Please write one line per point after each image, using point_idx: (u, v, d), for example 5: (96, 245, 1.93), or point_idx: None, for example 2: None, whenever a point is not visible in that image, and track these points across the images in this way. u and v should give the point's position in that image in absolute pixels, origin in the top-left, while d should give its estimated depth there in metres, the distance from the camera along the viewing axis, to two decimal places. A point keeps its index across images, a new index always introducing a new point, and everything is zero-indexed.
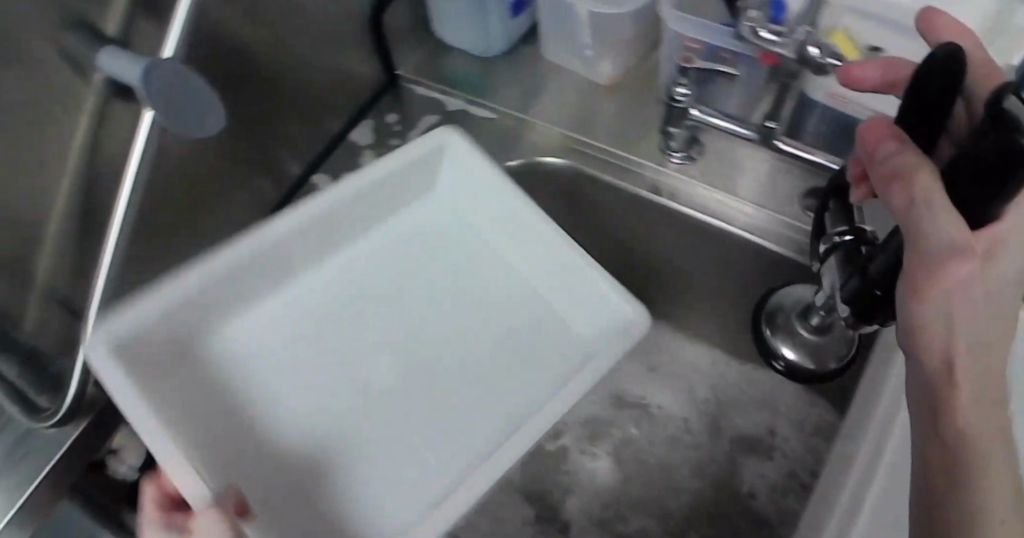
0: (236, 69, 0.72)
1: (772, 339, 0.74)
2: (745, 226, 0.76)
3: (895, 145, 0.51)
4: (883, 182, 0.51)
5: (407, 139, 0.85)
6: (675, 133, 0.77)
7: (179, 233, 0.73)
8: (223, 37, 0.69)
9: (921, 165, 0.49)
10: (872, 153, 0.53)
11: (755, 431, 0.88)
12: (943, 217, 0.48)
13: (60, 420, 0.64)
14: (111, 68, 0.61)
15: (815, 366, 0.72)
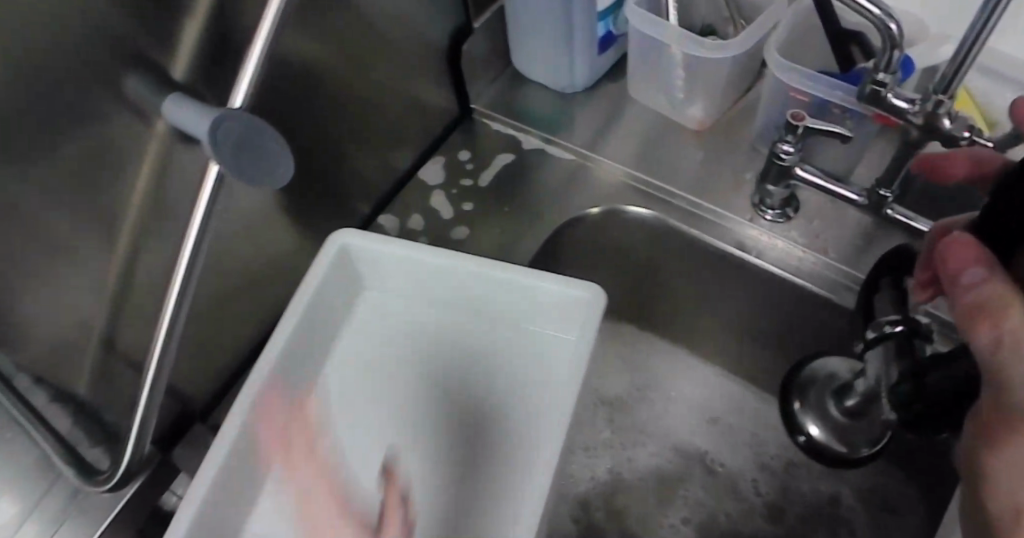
0: (310, 106, 0.68)
1: (800, 413, 0.76)
2: (816, 281, 0.70)
3: (976, 257, 0.47)
4: (963, 312, 0.46)
5: (478, 180, 0.80)
6: (772, 192, 0.71)
7: (241, 278, 0.70)
8: (299, 75, 0.66)
9: (1011, 299, 0.44)
10: (949, 266, 0.48)
11: (819, 502, 0.78)
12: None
13: (115, 484, 0.62)
14: (177, 117, 0.58)
15: (842, 448, 0.73)
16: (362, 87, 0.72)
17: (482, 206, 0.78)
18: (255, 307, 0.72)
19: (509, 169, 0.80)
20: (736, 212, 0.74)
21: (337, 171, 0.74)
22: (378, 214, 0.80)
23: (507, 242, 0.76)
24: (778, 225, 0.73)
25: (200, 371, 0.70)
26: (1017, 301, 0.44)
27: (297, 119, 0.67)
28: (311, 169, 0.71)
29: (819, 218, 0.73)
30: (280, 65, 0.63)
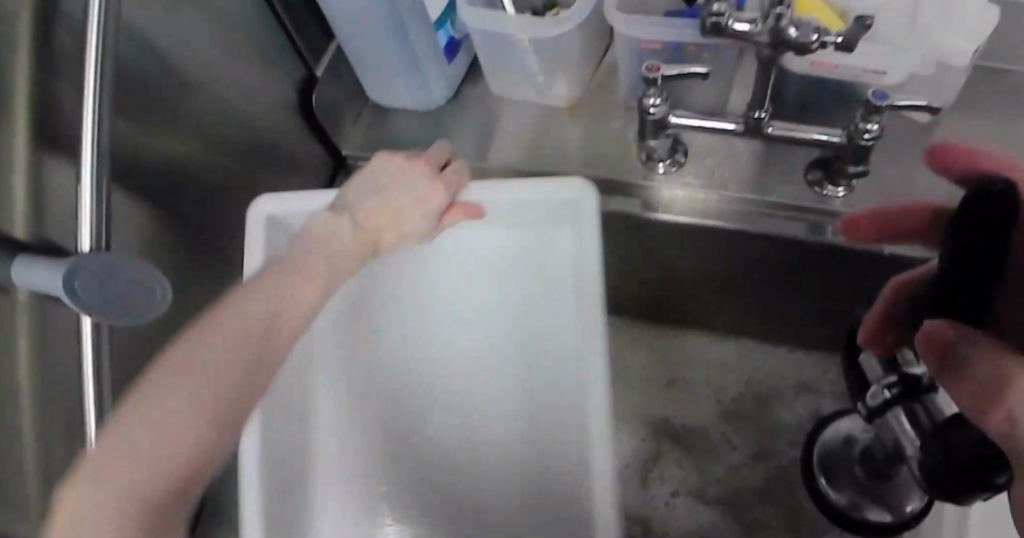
0: (169, 206, 0.65)
1: (823, 483, 0.75)
2: (729, 218, 0.68)
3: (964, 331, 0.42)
4: (974, 399, 0.40)
5: None
6: (655, 145, 0.70)
7: None
8: (148, 182, 0.62)
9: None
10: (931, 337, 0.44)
11: (799, 422, 0.80)
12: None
13: None
14: (30, 281, 0.54)
15: (874, 517, 0.73)
16: (220, 168, 0.70)
17: None
18: None
19: None
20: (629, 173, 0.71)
21: (220, 260, 0.72)
22: None
23: None
24: (673, 174, 0.70)
25: None
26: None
27: (160, 225, 0.64)
28: (192, 268, 0.68)
29: (711, 153, 0.71)
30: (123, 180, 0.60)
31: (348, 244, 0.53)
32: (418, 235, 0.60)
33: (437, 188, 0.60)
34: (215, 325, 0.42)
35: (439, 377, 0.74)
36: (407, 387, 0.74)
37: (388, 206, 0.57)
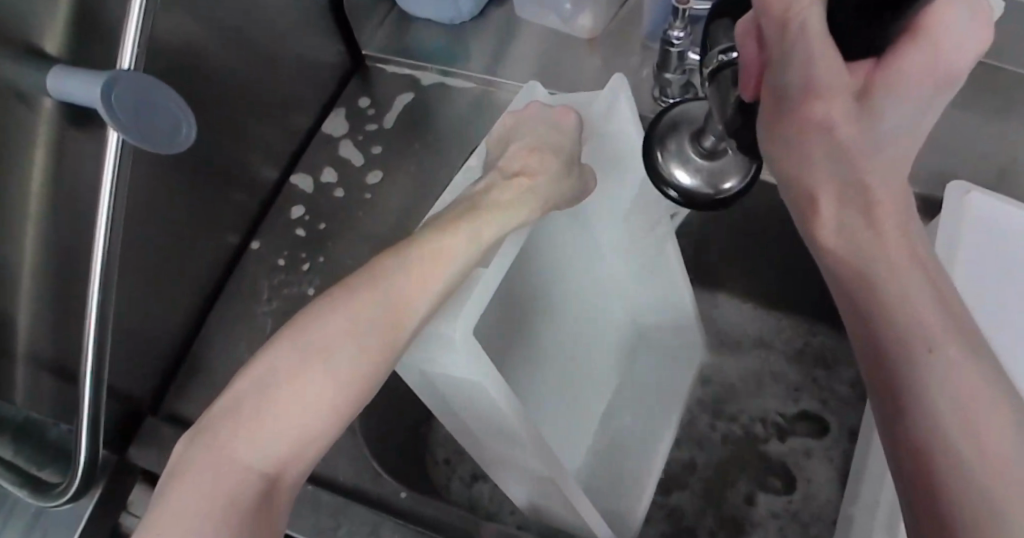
0: (197, 75, 0.64)
1: (664, 163, 0.60)
2: None
3: (814, 24, 0.36)
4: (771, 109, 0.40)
5: (383, 123, 0.80)
6: (670, 80, 0.73)
7: (163, 265, 0.66)
8: (182, 48, 0.62)
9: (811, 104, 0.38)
10: (788, 109, 0.39)
11: (741, 372, 0.81)
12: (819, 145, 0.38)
13: (73, 497, 0.58)
14: (65, 91, 0.54)
15: (714, 191, 0.58)
16: (246, 54, 0.68)
17: (392, 149, 0.79)
18: (179, 292, 0.68)
19: (409, 110, 0.81)
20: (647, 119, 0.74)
21: (232, 145, 0.70)
22: (288, 176, 0.78)
23: (417, 185, 0.78)
24: None
25: (138, 370, 0.66)
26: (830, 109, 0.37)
27: (188, 83, 0.63)
28: (205, 145, 0.67)
29: None
30: (156, 36, 0.59)
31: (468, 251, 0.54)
32: (550, 180, 0.62)
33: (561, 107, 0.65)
34: (370, 278, 0.52)
35: (564, 346, 0.70)
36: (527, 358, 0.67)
37: (545, 138, 0.63)
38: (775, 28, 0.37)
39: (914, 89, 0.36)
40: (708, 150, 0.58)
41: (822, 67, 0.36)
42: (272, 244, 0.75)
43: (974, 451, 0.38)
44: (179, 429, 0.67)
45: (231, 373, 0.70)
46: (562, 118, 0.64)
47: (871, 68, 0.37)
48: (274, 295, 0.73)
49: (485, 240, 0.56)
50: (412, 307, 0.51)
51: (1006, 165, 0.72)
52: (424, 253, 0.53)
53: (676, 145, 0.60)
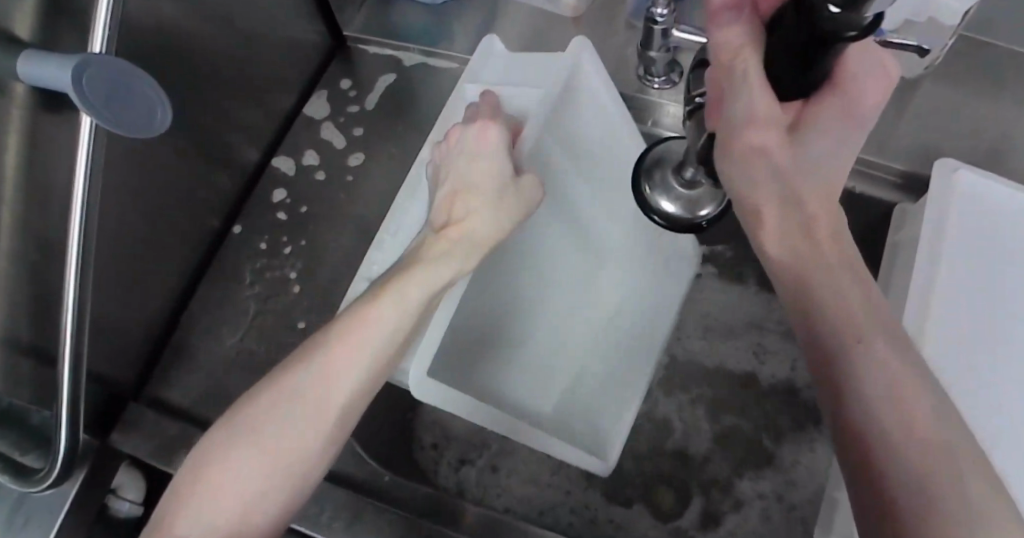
0: (176, 61, 0.63)
1: (650, 193, 0.64)
2: None
3: (754, 70, 0.44)
4: (727, 135, 0.46)
5: (365, 105, 0.80)
6: (655, 58, 0.73)
7: (144, 252, 0.65)
8: (162, 32, 0.61)
9: (773, 117, 0.44)
10: (734, 138, 0.45)
11: None
12: (761, 166, 0.45)
13: (55, 482, 0.58)
14: (36, 75, 0.53)
15: (689, 217, 0.62)
16: (226, 37, 0.67)
17: (374, 131, 0.79)
18: (159, 275, 0.68)
19: (392, 91, 0.80)
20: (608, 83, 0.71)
21: (212, 129, 0.69)
22: (270, 158, 0.78)
23: (399, 166, 0.77)
24: (666, 90, 0.75)
25: (119, 356, 0.66)
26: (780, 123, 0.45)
27: (166, 67, 0.63)
28: (185, 130, 0.66)
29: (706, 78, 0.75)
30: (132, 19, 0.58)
31: (394, 314, 0.51)
32: (488, 224, 0.57)
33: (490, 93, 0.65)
34: (301, 351, 0.50)
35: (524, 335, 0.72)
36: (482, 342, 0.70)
37: (475, 167, 0.60)
38: (725, 75, 0.46)
39: (830, 126, 0.46)
40: (689, 181, 0.61)
41: (761, 101, 0.44)
42: (255, 227, 0.75)
43: (906, 430, 0.41)
44: (161, 414, 0.67)
45: (215, 356, 0.70)
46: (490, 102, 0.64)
47: (799, 108, 0.46)
48: (257, 279, 0.73)
49: (412, 303, 0.52)
50: (339, 379, 0.49)
51: (996, 143, 0.71)
52: (347, 323, 0.50)
53: (659, 175, 0.63)
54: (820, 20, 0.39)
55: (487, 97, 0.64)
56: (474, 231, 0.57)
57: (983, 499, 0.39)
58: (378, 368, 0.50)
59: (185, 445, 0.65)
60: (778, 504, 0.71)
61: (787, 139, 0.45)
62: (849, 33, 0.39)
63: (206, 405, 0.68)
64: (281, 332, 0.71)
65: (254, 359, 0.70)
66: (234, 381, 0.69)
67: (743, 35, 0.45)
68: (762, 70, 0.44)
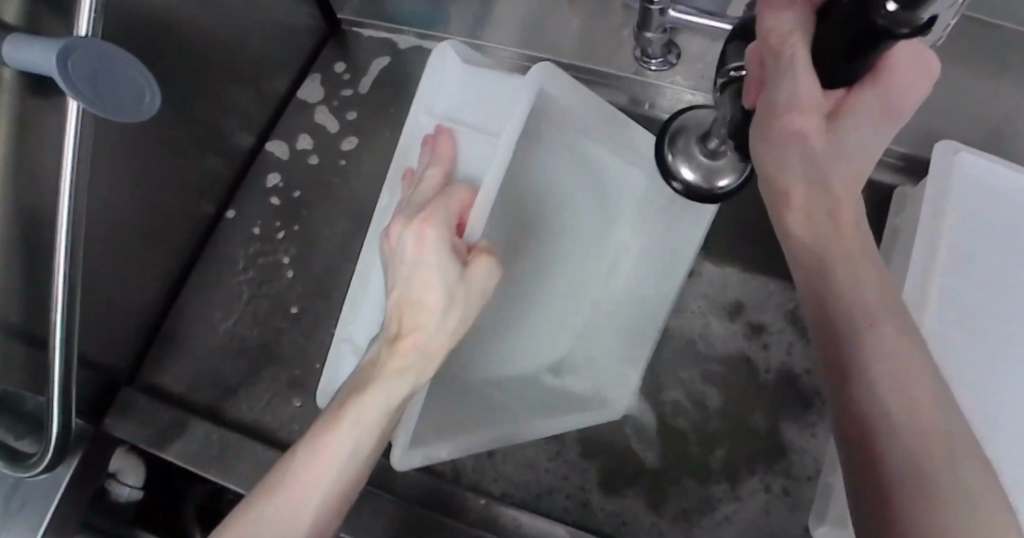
0: (168, 45, 0.63)
1: (672, 160, 0.63)
2: None
3: (802, 56, 0.42)
4: (764, 119, 0.44)
5: (358, 88, 0.79)
6: (651, 39, 0.72)
7: (136, 238, 0.65)
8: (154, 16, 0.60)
9: (813, 105, 0.42)
10: (773, 119, 0.43)
11: None
12: (794, 153, 0.43)
13: (49, 466, 0.59)
14: (23, 59, 0.53)
15: (710, 188, 0.63)
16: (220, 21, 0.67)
17: (368, 114, 0.78)
18: (153, 261, 0.68)
19: (386, 74, 0.79)
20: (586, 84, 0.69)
21: (204, 115, 0.69)
22: (264, 143, 0.77)
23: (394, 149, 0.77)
24: (663, 72, 0.75)
25: (113, 343, 0.66)
26: (819, 110, 0.43)
27: (156, 52, 0.62)
28: (175, 115, 0.66)
29: (704, 60, 0.74)
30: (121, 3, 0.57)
31: (354, 438, 0.49)
32: (433, 334, 0.52)
33: (449, 132, 0.63)
34: (265, 482, 0.48)
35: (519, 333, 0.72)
36: (501, 329, 0.72)
37: (415, 279, 0.53)
38: (770, 58, 0.43)
39: (868, 120, 0.43)
40: (710, 151, 0.62)
41: (805, 88, 0.42)
42: (249, 213, 0.75)
43: (908, 420, 0.41)
44: (155, 400, 0.67)
45: (209, 342, 0.70)
46: (447, 148, 0.62)
47: (840, 96, 0.43)
48: (250, 264, 0.73)
49: (375, 424, 0.49)
50: (302, 510, 0.47)
51: (997, 124, 0.70)
52: (304, 450, 0.48)
53: (683, 143, 0.63)
54: (877, 15, 0.38)
55: (442, 134, 0.62)
56: (416, 344, 0.51)
57: (974, 488, 0.39)
58: (340, 493, 0.48)
59: (180, 431, 0.65)
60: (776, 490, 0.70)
61: (824, 127, 0.43)
62: (901, 30, 0.37)
63: (200, 391, 0.68)
64: (275, 318, 0.71)
65: (248, 344, 0.70)
66: (229, 366, 0.69)
67: (794, 18, 0.42)
68: (809, 57, 0.42)
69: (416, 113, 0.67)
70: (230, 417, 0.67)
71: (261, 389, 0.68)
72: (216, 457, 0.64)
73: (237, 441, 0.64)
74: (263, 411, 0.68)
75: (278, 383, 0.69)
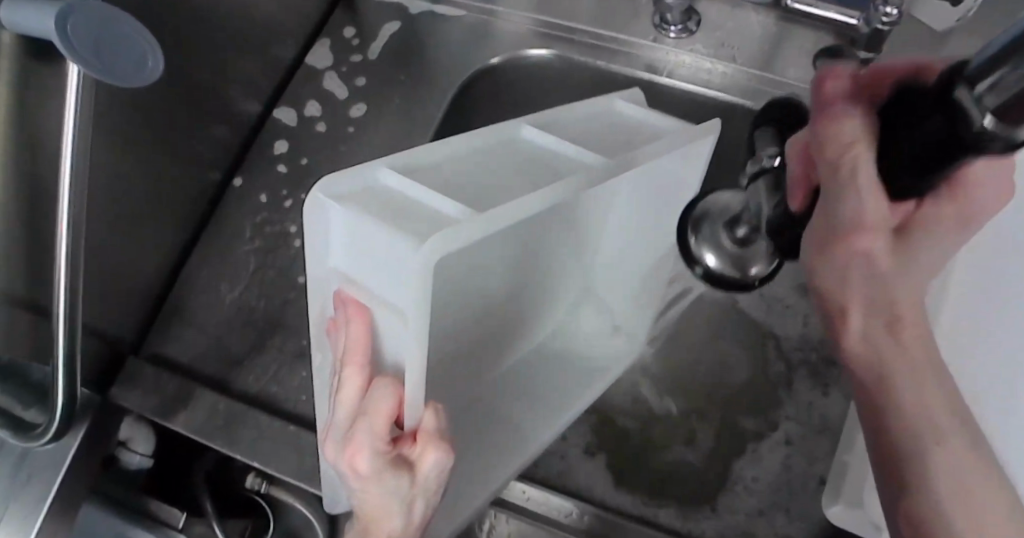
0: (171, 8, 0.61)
1: (695, 245, 0.55)
2: (731, 86, 0.72)
3: (864, 171, 0.41)
4: (817, 242, 0.44)
5: (368, 54, 0.77)
6: (671, 5, 0.72)
7: (138, 205, 0.64)
8: None
9: (879, 221, 0.42)
10: (836, 243, 0.43)
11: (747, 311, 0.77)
12: (857, 275, 0.43)
13: (56, 435, 0.59)
14: (21, 22, 0.52)
15: (740, 274, 0.54)
16: None
17: (377, 80, 0.76)
18: (158, 234, 0.67)
19: (397, 40, 0.77)
20: (530, 136, 0.55)
21: (208, 78, 0.67)
22: (272, 110, 0.76)
23: (406, 117, 0.74)
24: (682, 40, 0.74)
25: (118, 311, 0.65)
26: (886, 225, 0.42)
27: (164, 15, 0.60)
28: (176, 79, 0.64)
29: (721, 28, 0.73)
30: None
31: None
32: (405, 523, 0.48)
33: (361, 312, 0.47)
34: None
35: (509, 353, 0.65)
36: (499, 348, 0.64)
37: (365, 496, 0.47)
38: (824, 169, 0.43)
39: (942, 234, 0.43)
40: (741, 238, 0.54)
41: (870, 206, 0.41)
42: (255, 181, 0.73)
43: (965, 528, 0.44)
44: (160, 370, 0.66)
45: (215, 311, 0.69)
46: (356, 336, 0.46)
47: (912, 210, 0.43)
48: (257, 233, 0.72)
49: None
50: None
51: None
52: None
53: (709, 228, 0.55)
54: (966, 128, 0.35)
55: (345, 315, 0.47)
56: (387, 530, 0.48)
57: None
58: None
59: (186, 402, 0.65)
60: (802, 451, 0.67)
61: (892, 246, 0.42)
62: (991, 146, 0.34)
63: (206, 361, 0.67)
64: (283, 288, 0.70)
65: (254, 314, 0.69)
66: (235, 337, 0.68)
67: (856, 127, 0.42)
68: (875, 169, 0.41)
69: (313, 274, 0.48)
70: (237, 388, 0.66)
71: (268, 360, 0.67)
72: (223, 428, 0.64)
73: (245, 411, 0.64)
74: (269, 381, 0.66)
75: (284, 354, 0.67)
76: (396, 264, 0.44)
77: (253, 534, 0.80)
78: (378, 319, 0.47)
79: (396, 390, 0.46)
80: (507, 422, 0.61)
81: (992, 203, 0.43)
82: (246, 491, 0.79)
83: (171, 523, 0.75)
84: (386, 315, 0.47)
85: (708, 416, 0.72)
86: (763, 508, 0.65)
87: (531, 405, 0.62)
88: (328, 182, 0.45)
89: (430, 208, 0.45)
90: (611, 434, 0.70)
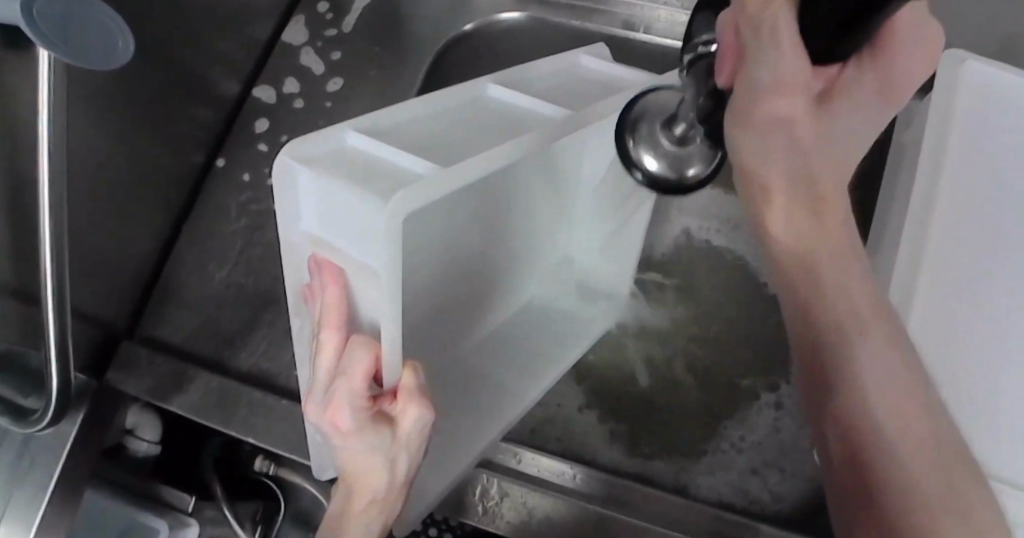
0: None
1: (633, 145, 0.53)
2: None
3: (788, 28, 0.39)
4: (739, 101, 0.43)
5: (342, 28, 0.77)
6: None
7: (120, 191, 0.64)
8: None
9: (799, 83, 0.41)
10: (754, 110, 0.42)
11: (731, 262, 0.77)
12: (777, 143, 0.43)
13: (53, 420, 0.60)
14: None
15: (680, 177, 0.53)
16: None
17: (353, 53, 0.76)
18: (148, 215, 0.68)
19: (371, 13, 0.78)
20: (493, 89, 0.54)
21: (185, 60, 0.67)
22: (250, 89, 0.76)
23: (382, 88, 0.75)
24: None
25: (109, 298, 0.65)
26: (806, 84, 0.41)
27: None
28: (152, 61, 0.64)
29: None
30: None
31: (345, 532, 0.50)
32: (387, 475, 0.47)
33: (334, 275, 0.46)
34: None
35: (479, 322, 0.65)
36: (471, 311, 0.64)
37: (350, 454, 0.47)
38: (747, 26, 0.41)
39: (866, 98, 0.44)
40: (679, 137, 0.52)
41: (789, 72, 0.41)
42: (238, 161, 0.74)
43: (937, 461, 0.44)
44: (154, 352, 0.67)
45: (204, 291, 0.69)
46: (331, 294, 0.46)
47: (835, 76, 0.43)
48: (242, 213, 0.72)
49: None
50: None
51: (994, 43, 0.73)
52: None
53: (647, 128, 0.53)
54: None
55: (320, 273, 0.47)
56: (370, 491, 0.48)
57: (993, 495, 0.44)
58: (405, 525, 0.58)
59: (180, 383, 0.65)
60: (794, 413, 0.69)
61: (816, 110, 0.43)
62: None
63: (198, 341, 0.68)
64: (270, 264, 0.70)
65: (243, 293, 0.70)
66: (226, 316, 0.69)
67: None
68: (796, 29, 0.39)
69: (287, 239, 0.48)
70: (232, 366, 0.67)
71: (260, 338, 0.68)
72: (218, 407, 0.64)
73: (238, 389, 0.65)
74: (261, 357, 0.67)
75: (276, 330, 0.68)
76: (366, 227, 0.44)
77: (263, 518, 0.82)
78: (354, 284, 0.47)
79: (372, 348, 0.46)
80: (488, 393, 0.61)
81: (917, 73, 0.44)
82: (253, 474, 0.81)
83: (182, 507, 0.77)
84: (359, 278, 0.47)
85: (699, 372, 0.72)
86: (756, 466, 0.66)
87: (501, 374, 0.63)
88: (295, 147, 0.44)
89: (399, 167, 0.45)
90: (604, 393, 0.71)
